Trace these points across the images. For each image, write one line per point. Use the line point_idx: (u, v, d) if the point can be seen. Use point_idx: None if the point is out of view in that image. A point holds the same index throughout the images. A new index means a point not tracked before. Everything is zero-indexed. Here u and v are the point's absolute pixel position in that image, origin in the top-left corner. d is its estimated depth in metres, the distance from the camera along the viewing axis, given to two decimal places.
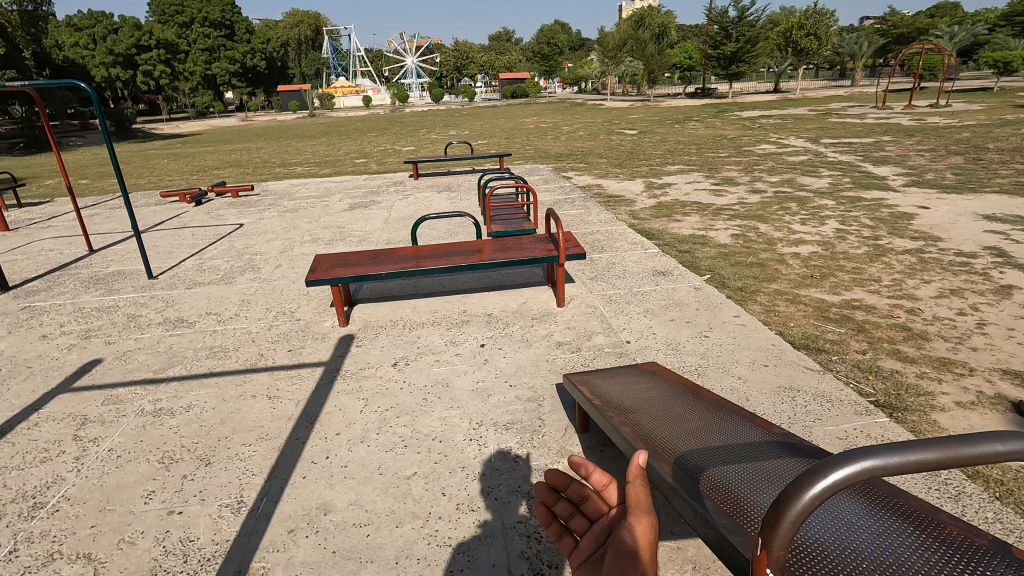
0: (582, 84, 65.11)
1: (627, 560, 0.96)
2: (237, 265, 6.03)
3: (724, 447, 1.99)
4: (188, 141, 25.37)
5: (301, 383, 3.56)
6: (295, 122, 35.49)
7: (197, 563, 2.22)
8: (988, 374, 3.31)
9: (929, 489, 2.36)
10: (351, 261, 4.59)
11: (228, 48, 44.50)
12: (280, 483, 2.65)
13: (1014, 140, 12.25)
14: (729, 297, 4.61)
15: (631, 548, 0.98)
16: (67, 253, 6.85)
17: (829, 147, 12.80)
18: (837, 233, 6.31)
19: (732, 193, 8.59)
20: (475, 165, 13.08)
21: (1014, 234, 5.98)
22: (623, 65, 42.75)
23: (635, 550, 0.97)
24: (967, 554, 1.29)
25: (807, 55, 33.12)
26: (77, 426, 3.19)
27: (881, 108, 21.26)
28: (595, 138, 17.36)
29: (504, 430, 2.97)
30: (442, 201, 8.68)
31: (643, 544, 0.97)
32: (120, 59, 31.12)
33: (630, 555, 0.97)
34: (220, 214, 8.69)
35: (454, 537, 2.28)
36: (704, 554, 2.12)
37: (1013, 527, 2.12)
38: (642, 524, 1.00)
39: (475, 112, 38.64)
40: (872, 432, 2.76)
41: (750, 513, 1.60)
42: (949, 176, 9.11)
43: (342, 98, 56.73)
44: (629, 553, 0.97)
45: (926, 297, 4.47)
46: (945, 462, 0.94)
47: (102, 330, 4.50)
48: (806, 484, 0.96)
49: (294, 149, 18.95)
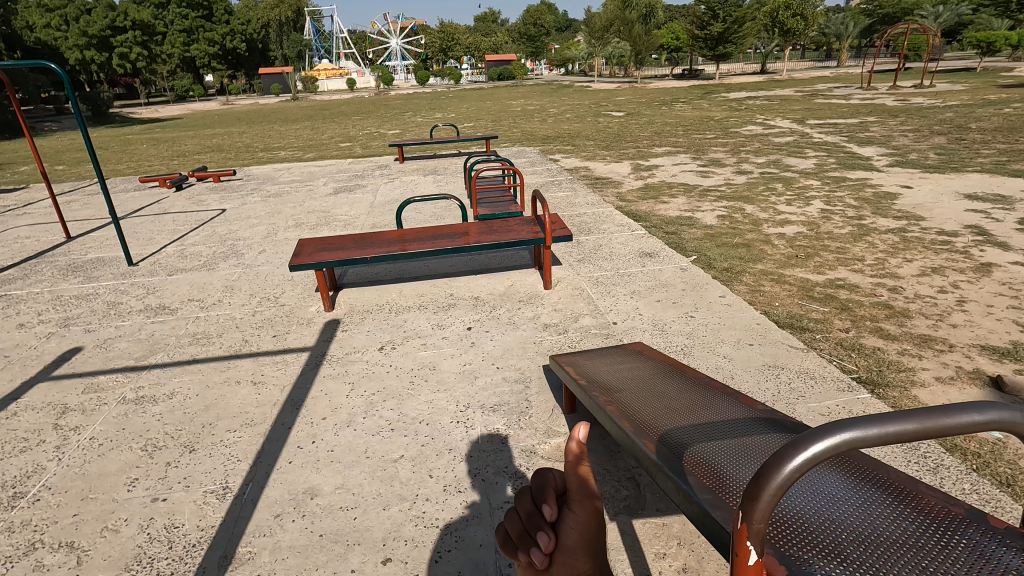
0: (568, 67, 64.66)
1: (570, 557, 0.90)
2: (219, 251, 5.93)
3: (708, 424, 2.02)
4: (169, 125, 24.82)
5: (286, 368, 3.52)
6: (278, 106, 34.83)
7: (182, 549, 2.20)
8: (967, 350, 3.37)
9: (908, 462, 2.41)
10: (336, 245, 4.54)
11: (207, 29, 43.31)
12: (266, 468, 2.64)
13: (995, 120, 12.38)
14: (715, 278, 4.62)
15: (575, 546, 0.90)
16: (44, 241, 6.69)
17: (814, 128, 12.86)
18: (821, 213, 6.35)
19: (719, 174, 8.61)
20: (461, 148, 12.96)
21: (995, 213, 6.06)
22: (610, 47, 42.21)
23: (578, 544, 0.90)
24: (944, 522, 1.31)
25: (793, 35, 32.94)
26: (57, 415, 3.15)
27: (867, 88, 21.31)
28: (582, 120, 17.23)
29: (491, 412, 2.96)
30: (427, 184, 8.59)
31: (585, 538, 0.90)
32: (95, 41, 29.47)
33: (570, 552, 0.90)
34: (201, 200, 8.53)
35: (442, 518, 2.29)
36: (689, 530, 2.16)
37: (989, 498, 2.17)
38: (580, 514, 0.90)
39: (462, 93, 38.16)
40: (854, 408, 2.79)
41: (731, 486, 1.62)
42: (933, 156, 9.19)
43: (325, 80, 55.59)
44: (570, 550, 0.90)
45: (908, 276, 4.52)
46: (922, 433, 0.92)
47: (81, 318, 4.42)
48: (786, 457, 0.92)
49: (277, 133, 18.62)
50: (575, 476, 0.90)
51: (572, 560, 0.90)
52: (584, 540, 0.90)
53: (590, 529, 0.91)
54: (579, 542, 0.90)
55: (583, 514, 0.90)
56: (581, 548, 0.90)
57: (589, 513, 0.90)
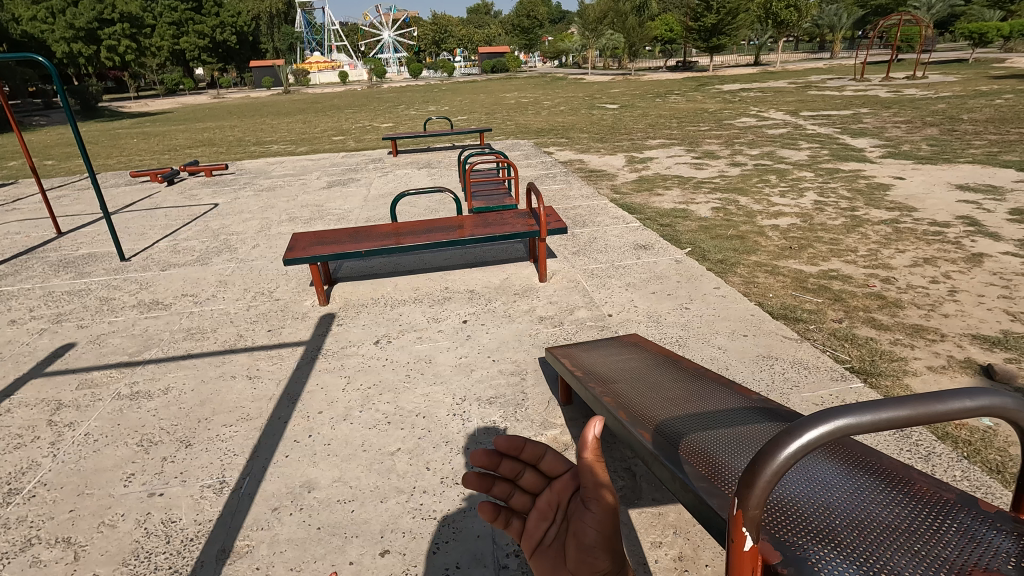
0: (561, 59, 64.23)
1: (592, 554, 0.92)
2: (213, 246, 5.89)
3: (703, 413, 2.03)
4: (162, 120, 24.64)
5: (282, 363, 3.52)
6: (270, 99, 34.49)
7: (180, 544, 2.21)
8: (959, 339, 3.40)
9: (901, 450, 2.43)
10: (330, 239, 4.52)
11: (196, 22, 42.92)
12: (263, 462, 2.64)
13: (987, 111, 12.42)
14: (709, 269, 4.63)
15: (596, 543, 0.92)
16: (34, 236, 6.63)
17: (808, 120, 12.88)
18: (815, 205, 6.38)
19: (713, 166, 8.62)
20: (455, 142, 12.92)
21: (986, 204, 6.09)
22: (603, 39, 41.71)
23: (598, 542, 0.92)
24: (935, 507, 1.33)
25: (786, 27, 32.75)
26: (50, 411, 3.13)
27: (860, 80, 21.36)
28: (576, 113, 17.18)
29: (488, 404, 2.97)
30: (421, 178, 8.56)
31: (605, 535, 0.92)
32: (82, 34, 29.01)
33: (593, 549, 0.92)
34: (193, 194, 8.46)
35: (440, 510, 2.30)
36: (684, 519, 2.17)
37: (980, 484, 2.20)
38: (596, 509, 0.92)
39: (455, 86, 38.05)
40: (847, 397, 2.82)
41: (726, 473, 1.64)
42: (925, 147, 9.24)
43: (317, 74, 55.11)
44: (593, 548, 0.91)
45: (901, 266, 4.55)
46: (915, 419, 0.93)
47: (73, 313, 4.40)
48: (780, 444, 0.93)
49: (269, 127, 18.46)
50: (586, 468, 0.91)
51: (593, 557, 0.92)
52: (604, 538, 0.92)
53: (607, 525, 0.93)
54: (599, 539, 0.92)
55: (600, 511, 0.93)
56: (602, 545, 0.92)
57: (604, 508, 0.93)
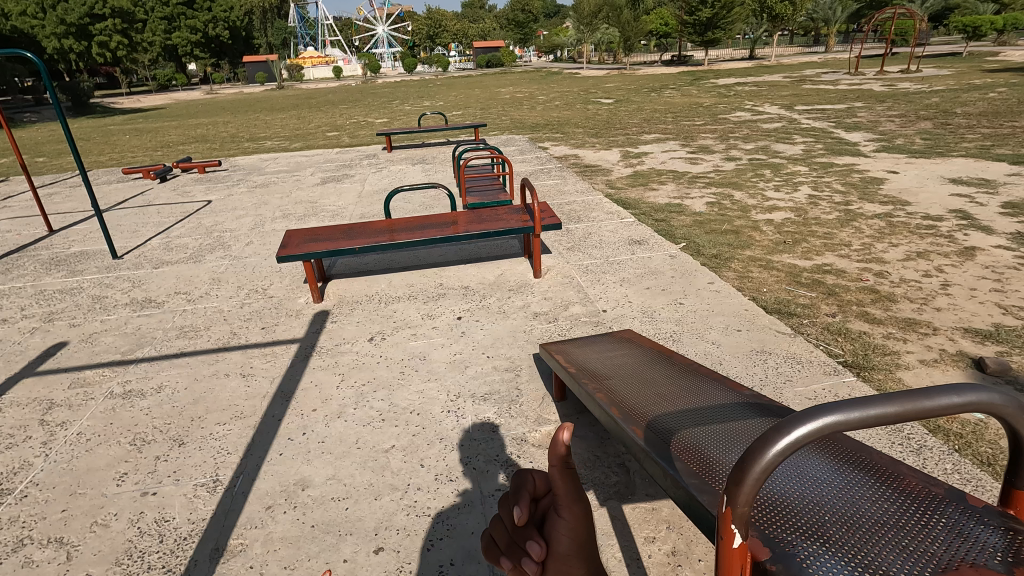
0: (557, 54, 63.94)
1: (563, 563, 0.96)
2: (206, 243, 5.86)
3: (695, 409, 2.04)
4: (154, 115, 24.45)
5: (275, 360, 3.51)
6: (263, 95, 34.28)
7: (173, 543, 2.20)
8: (951, 333, 3.41)
9: (892, 443, 2.44)
10: (324, 236, 4.49)
11: (189, 17, 42.46)
12: (256, 460, 2.63)
13: (981, 104, 12.45)
14: (704, 264, 4.64)
15: (568, 551, 0.96)
16: (26, 234, 6.58)
17: (803, 114, 12.90)
18: (809, 199, 6.39)
19: (708, 161, 8.63)
20: (449, 138, 12.88)
21: (979, 197, 6.12)
22: (599, 33, 41.30)
23: (571, 550, 0.95)
24: (925, 503, 1.33)
25: (782, 22, 32.67)
26: (43, 410, 3.12)
27: (855, 74, 21.38)
28: (571, 107, 17.13)
29: (482, 401, 2.97)
30: (416, 174, 8.53)
31: (577, 542, 0.96)
32: (73, 30, 28.60)
33: (565, 558, 0.96)
34: (186, 191, 8.41)
35: (435, 507, 2.30)
36: (677, 514, 2.18)
37: (970, 477, 2.22)
38: (569, 518, 0.95)
39: (451, 81, 37.87)
40: (840, 391, 2.83)
41: (717, 470, 1.64)
42: (918, 141, 9.28)
43: (311, 69, 54.64)
44: (566, 556, 0.95)
45: (894, 260, 4.56)
46: (903, 415, 0.94)
47: (65, 312, 4.36)
48: (770, 441, 0.93)
49: (263, 123, 18.36)
50: (558, 477, 0.93)
51: (567, 565, 0.96)
52: (577, 544, 0.96)
53: (580, 533, 0.96)
54: (572, 546, 0.96)
55: (572, 519, 0.95)
56: (574, 551, 0.95)
57: (576, 517, 0.95)
